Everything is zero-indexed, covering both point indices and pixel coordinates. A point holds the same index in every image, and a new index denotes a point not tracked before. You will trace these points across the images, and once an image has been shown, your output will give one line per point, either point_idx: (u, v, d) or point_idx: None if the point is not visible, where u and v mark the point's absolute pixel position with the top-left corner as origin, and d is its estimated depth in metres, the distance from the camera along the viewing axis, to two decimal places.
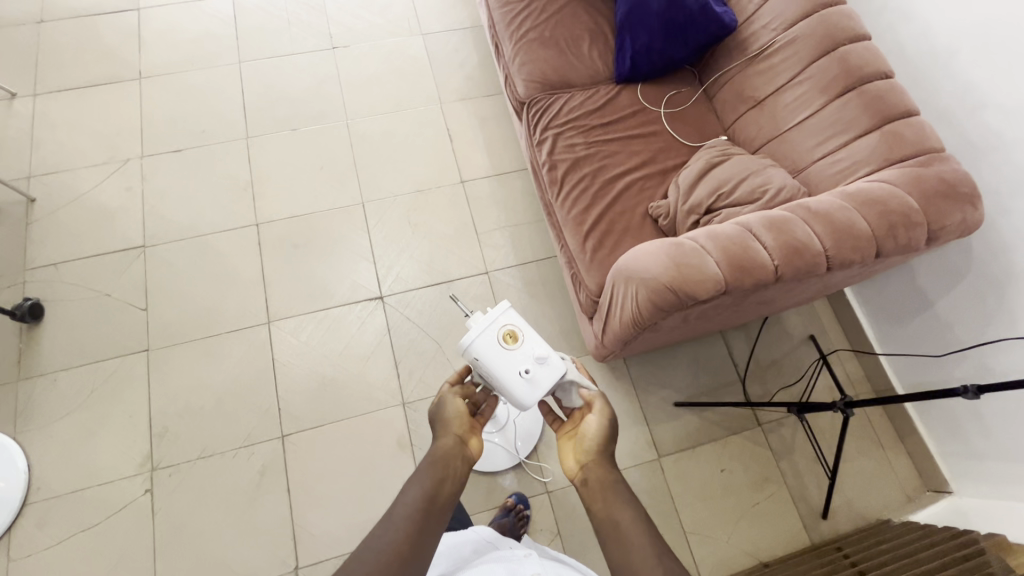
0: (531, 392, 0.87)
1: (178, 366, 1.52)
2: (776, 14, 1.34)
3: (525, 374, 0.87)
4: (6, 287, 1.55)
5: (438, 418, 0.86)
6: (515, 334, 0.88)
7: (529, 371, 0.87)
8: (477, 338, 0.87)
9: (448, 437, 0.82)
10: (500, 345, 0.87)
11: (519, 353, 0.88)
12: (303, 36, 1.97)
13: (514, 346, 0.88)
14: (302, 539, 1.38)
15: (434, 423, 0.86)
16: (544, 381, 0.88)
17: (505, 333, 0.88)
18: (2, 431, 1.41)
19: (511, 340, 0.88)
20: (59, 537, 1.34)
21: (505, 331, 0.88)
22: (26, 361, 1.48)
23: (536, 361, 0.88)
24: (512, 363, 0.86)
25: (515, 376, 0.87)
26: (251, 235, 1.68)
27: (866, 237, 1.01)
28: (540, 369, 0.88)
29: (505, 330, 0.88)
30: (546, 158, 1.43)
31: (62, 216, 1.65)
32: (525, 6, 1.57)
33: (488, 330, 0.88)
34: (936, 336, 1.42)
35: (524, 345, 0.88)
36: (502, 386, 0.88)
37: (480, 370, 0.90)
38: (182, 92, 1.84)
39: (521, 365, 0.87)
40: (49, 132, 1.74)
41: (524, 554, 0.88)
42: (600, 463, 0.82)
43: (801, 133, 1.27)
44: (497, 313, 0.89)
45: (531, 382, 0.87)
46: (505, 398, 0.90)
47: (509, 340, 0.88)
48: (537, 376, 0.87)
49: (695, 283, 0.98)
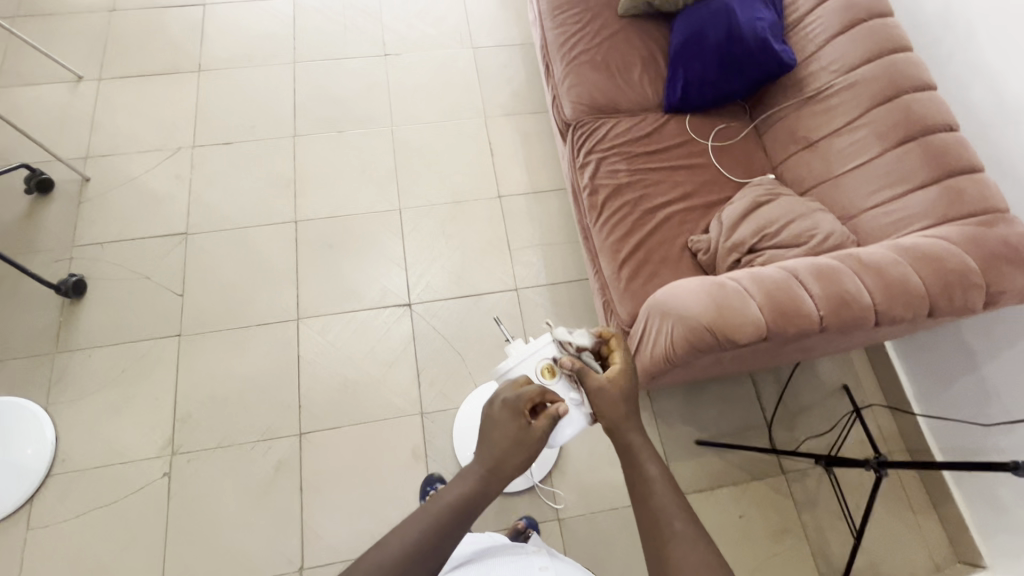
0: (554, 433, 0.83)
1: (208, 353, 1.55)
2: (837, 55, 1.30)
3: None
4: (54, 261, 1.61)
5: (485, 435, 0.73)
6: (553, 369, 0.85)
7: None
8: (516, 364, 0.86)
9: (505, 467, 0.71)
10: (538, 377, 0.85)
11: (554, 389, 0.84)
12: (358, 41, 2.01)
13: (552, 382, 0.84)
14: (309, 540, 1.38)
15: (481, 442, 0.73)
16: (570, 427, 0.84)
17: (543, 368, 0.85)
18: (36, 401, 1.45)
19: (548, 375, 0.85)
20: (78, 511, 1.37)
21: (544, 366, 0.85)
22: (66, 334, 1.53)
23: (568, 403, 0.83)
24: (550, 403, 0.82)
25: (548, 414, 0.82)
26: (289, 231, 1.71)
27: (919, 294, 0.97)
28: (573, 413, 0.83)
29: (543, 364, 0.85)
30: (588, 181, 1.42)
31: (112, 197, 1.70)
32: (579, 28, 1.58)
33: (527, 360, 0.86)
34: (980, 402, 1.36)
35: (559, 383, 0.84)
36: None
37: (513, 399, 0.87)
38: (237, 86, 1.90)
39: None
40: (109, 115, 1.81)
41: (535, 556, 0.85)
42: (612, 414, 0.76)
43: (855, 180, 1.23)
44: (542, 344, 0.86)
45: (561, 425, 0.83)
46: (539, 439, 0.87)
47: (546, 375, 0.85)
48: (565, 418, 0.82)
49: (734, 325, 0.95)
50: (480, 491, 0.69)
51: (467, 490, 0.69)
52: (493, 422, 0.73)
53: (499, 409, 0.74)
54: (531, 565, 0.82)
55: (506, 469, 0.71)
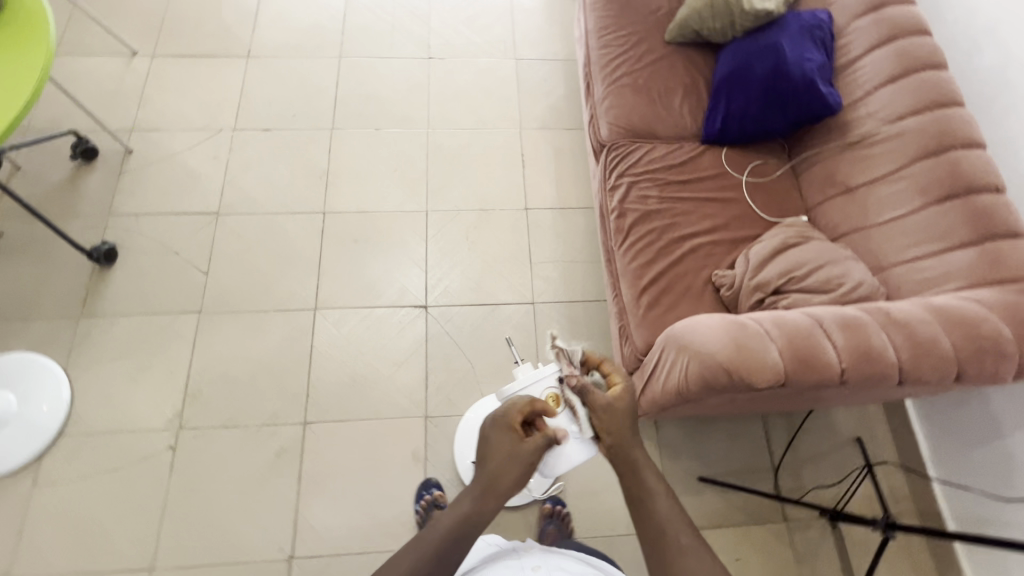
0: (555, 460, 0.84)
1: (225, 333, 1.57)
2: (885, 102, 1.28)
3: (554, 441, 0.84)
4: (90, 227, 1.66)
5: (488, 454, 0.73)
6: (556, 398, 0.90)
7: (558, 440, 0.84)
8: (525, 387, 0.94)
9: (505, 490, 0.70)
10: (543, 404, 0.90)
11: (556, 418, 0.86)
12: (403, 42, 2.05)
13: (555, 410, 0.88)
14: (302, 530, 1.39)
15: (484, 459, 0.72)
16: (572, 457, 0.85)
17: (548, 396, 0.91)
18: (56, 361, 1.49)
19: (552, 405, 0.89)
20: (84, 473, 1.40)
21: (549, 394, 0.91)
22: (92, 299, 1.57)
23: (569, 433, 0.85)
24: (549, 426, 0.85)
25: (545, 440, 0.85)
26: (317, 221, 1.73)
27: (947, 357, 0.94)
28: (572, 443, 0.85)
29: (548, 392, 0.91)
30: (616, 204, 1.41)
31: (151, 171, 1.75)
32: (624, 51, 1.58)
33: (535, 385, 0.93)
34: (999, 474, 1.31)
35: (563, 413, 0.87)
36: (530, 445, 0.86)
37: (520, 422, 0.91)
38: (282, 75, 1.94)
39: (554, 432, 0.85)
40: (158, 92, 1.87)
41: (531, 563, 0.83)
42: (619, 438, 0.76)
43: (890, 231, 1.20)
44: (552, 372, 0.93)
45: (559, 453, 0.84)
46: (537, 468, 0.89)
47: (551, 404, 0.90)
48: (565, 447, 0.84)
49: (752, 367, 0.93)
50: (477, 509, 0.69)
51: (465, 507, 0.68)
52: (494, 441, 0.73)
53: (496, 428, 0.76)
54: (522, 566, 0.83)
55: (507, 491, 0.70)
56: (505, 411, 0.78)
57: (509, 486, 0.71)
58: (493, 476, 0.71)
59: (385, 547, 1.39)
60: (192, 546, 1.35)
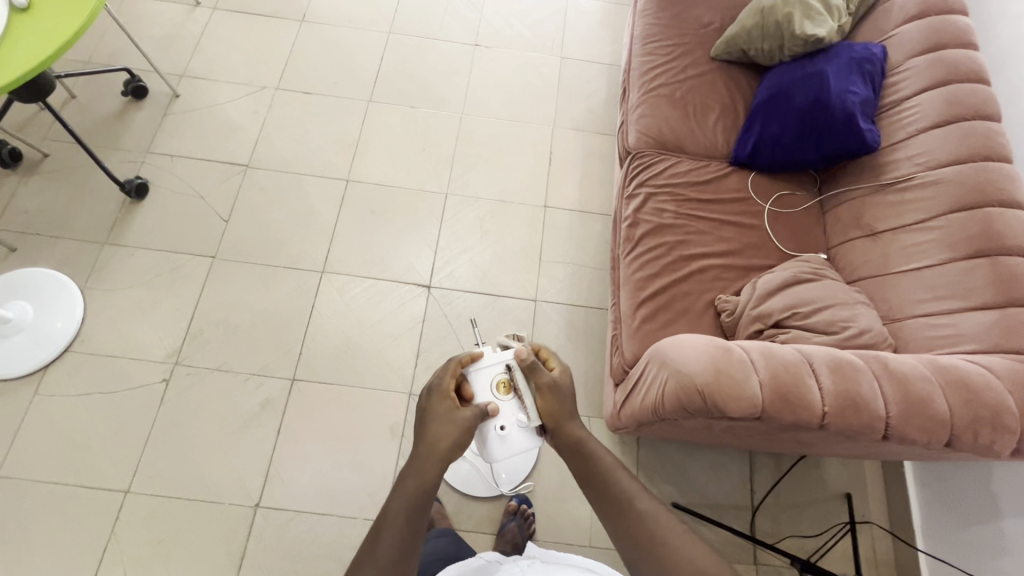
0: (500, 449, 0.88)
1: (234, 280, 1.62)
2: (926, 148, 1.21)
3: (500, 431, 0.87)
4: (128, 161, 1.74)
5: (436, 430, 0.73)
6: (508, 385, 0.88)
7: (504, 430, 0.87)
8: (473, 370, 0.89)
9: None
10: (492, 393, 0.88)
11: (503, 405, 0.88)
12: (453, 26, 2.06)
13: (504, 399, 0.88)
14: (272, 481, 1.42)
15: None
16: (517, 446, 0.88)
17: (499, 383, 0.88)
18: (76, 281, 1.57)
19: (503, 389, 0.88)
20: (81, 390, 1.47)
21: (501, 380, 0.88)
22: (118, 229, 1.65)
23: (516, 425, 0.88)
24: (494, 416, 0.88)
25: (490, 429, 0.88)
26: (339, 188, 1.77)
27: (940, 419, 0.88)
28: (517, 433, 0.88)
29: (500, 379, 0.89)
30: (630, 213, 1.39)
31: (193, 116, 1.82)
32: (667, 61, 1.55)
33: (486, 370, 0.89)
34: (991, 558, 1.22)
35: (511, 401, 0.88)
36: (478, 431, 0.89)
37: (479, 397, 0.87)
38: (331, 42, 1.99)
39: (501, 422, 0.88)
40: (213, 43, 1.94)
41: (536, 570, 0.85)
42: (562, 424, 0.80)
43: (909, 282, 1.14)
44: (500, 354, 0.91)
45: (505, 442, 0.87)
46: (477, 449, 0.90)
47: (501, 389, 0.88)
48: (511, 438, 0.88)
49: (729, 395, 0.90)
50: None
51: None
52: None
53: (429, 393, 0.81)
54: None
55: (445, 455, 0.76)
56: (439, 373, 0.84)
57: (446, 455, 0.76)
58: (436, 446, 0.75)
59: (348, 513, 1.40)
60: (168, 477, 1.40)
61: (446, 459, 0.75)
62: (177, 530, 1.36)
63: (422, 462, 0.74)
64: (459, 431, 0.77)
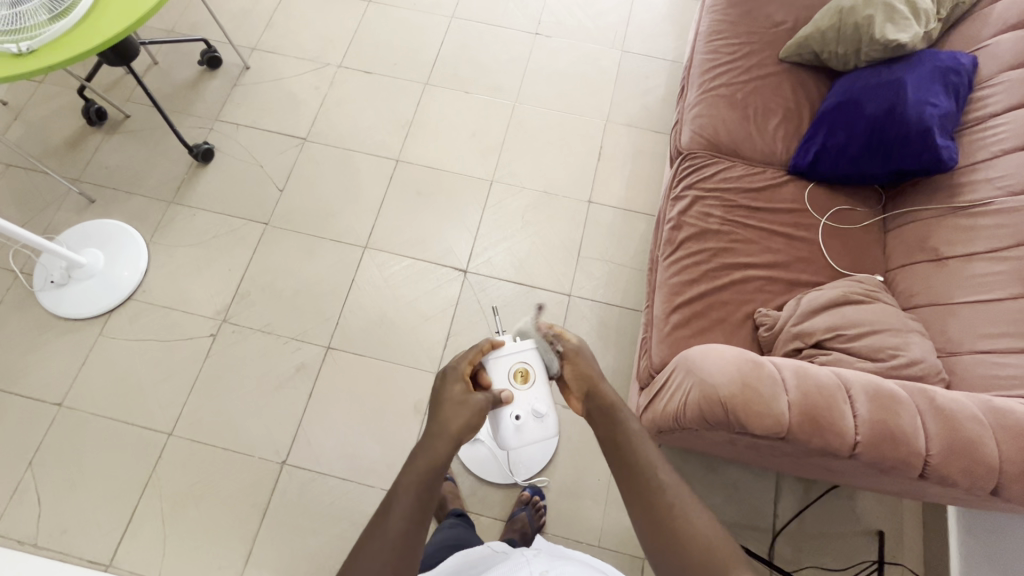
0: (514, 437, 0.89)
1: (284, 249, 1.70)
2: (1010, 170, 1.11)
3: (515, 420, 0.89)
4: (198, 127, 1.85)
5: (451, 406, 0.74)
6: (526, 375, 0.90)
7: (519, 419, 0.89)
8: (490, 358, 0.89)
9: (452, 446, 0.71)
10: (509, 380, 0.89)
11: (521, 395, 0.90)
12: (516, 13, 2.06)
13: (521, 387, 0.89)
14: (299, 442, 1.49)
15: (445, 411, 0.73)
16: (531, 435, 0.89)
17: (516, 371, 0.90)
18: (143, 235, 1.69)
19: (521, 379, 0.90)
20: (139, 336, 1.58)
21: (519, 369, 0.90)
22: (184, 190, 1.76)
23: (531, 414, 0.89)
24: (509, 404, 0.89)
25: (505, 417, 0.89)
26: (388, 167, 1.81)
27: (988, 465, 0.82)
28: (532, 423, 0.89)
29: (518, 368, 0.90)
30: (675, 215, 1.35)
31: (260, 89, 1.91)
32: (731, 60, 1.49)
33: (505, 359, 0.90)
34: None
35: (528, 391, 0.90)
36: (493, 417, 0.90)
37: (511, 382, 0.89)
38: (396, 23, 2.03)
39: (516, 410, 0.89)
40: (284, 19, 2.02)
41: (537, 557, 0.84)
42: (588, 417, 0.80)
43: (973, 314, 1.05)
44: (519, 345, 0.91)
45: (519, 430, 0.89)
46: (491, 434, 0.92)
47: (520, 378, 0.90)
48: (526, 428, 0.89)
49: (753, 411, 0.87)
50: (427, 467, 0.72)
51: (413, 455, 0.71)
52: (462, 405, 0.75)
53: (444, 377, 0.82)
54: (531, 570, 0.79)
55: (456, 435, 0.76)
56: (456, 359, 0.85)
57: (459, 433, 0.77)
58: (451, 426, 0.76)
59: (367, 482, 1.45)
60: (206, 425, 1.50)
61: (456, 437, 0.76)
62: (211, 475, 1.45)
63: (432, 436, 0.75)
64: (474, 414, 0.78)
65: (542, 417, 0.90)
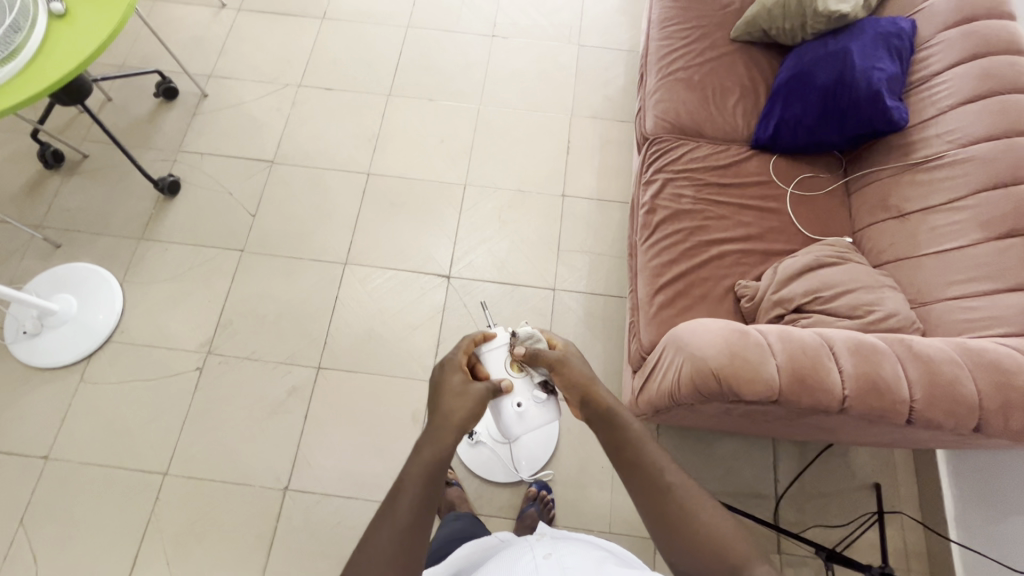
0: (517, 424, 0.91)
1: (262, 274, 1.68)
2: (958, 124, 1.16)
3: (517, 408, 0.90)
4: (160, 159, 1.81)
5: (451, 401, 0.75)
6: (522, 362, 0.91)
7: (521, 407, 0.90)
8: (484, 350, 0.90)
9: None
10: (506, 369, 0.90)
11: (519, 383, 0.90)
12: (471, 17, 2.08)
13: (517, 376, 0.90)
14: (300, 466, 1.47)
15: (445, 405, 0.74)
16: (533, 421, 0.91)
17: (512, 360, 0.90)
18: (115, 274, 1.65)
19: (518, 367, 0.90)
20: (121, 378, 1.55)
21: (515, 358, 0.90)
22: (153, 225, 1.73)
23: (531, 400, 0.91)
24: (509, 394, 0.89)
25: (506, 406, 0.90)
26: (360, 181, 1.81)
27: (968, 404, 0.86)
28: (532, 409, 0.91)
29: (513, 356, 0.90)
30: (648, 199, 1.37)
31: (220, 115, 1.88)
32: (685, 44, 1.53)
33: (499, 349, 0.90)
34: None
35: (525, 378, 0.91)
36: (494, 407, 0.92)
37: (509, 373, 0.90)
38: (352, 38, 2.02)
39: (516, 398, 0.90)
40: (237, 43, 2.00)
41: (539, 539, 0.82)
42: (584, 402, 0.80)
43: (938, 264, 1.10)
44: (511, 334, 0.91)
45: (521, 417, 0.90)
46: (494, 423, 0.93)
47: (516, 367, 0.90)
48: (528, 414, 0.90)
49: (745, 379, 0.90)
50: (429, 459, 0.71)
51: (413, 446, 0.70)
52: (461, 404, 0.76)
53: (441, 366, 0.83)
54: (534, 554, 0.76)
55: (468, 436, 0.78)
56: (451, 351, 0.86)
57: (460, 426, 0.77)
58: (453, 418, 0.77)
59: (372, 497, 1.44)
60: (201, 460, 1.47)
61: (459, 428, 0.77)
62: (212, 510, 1.42)
63: (434, 433, 0.75)
64: (473, 407, 0.79)
65: (542, 400, 0.91)
